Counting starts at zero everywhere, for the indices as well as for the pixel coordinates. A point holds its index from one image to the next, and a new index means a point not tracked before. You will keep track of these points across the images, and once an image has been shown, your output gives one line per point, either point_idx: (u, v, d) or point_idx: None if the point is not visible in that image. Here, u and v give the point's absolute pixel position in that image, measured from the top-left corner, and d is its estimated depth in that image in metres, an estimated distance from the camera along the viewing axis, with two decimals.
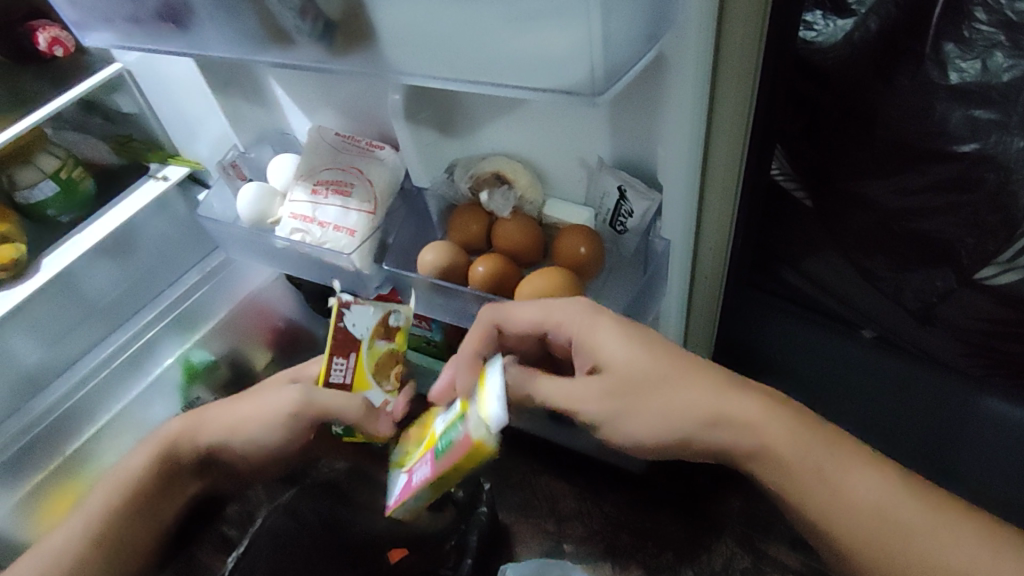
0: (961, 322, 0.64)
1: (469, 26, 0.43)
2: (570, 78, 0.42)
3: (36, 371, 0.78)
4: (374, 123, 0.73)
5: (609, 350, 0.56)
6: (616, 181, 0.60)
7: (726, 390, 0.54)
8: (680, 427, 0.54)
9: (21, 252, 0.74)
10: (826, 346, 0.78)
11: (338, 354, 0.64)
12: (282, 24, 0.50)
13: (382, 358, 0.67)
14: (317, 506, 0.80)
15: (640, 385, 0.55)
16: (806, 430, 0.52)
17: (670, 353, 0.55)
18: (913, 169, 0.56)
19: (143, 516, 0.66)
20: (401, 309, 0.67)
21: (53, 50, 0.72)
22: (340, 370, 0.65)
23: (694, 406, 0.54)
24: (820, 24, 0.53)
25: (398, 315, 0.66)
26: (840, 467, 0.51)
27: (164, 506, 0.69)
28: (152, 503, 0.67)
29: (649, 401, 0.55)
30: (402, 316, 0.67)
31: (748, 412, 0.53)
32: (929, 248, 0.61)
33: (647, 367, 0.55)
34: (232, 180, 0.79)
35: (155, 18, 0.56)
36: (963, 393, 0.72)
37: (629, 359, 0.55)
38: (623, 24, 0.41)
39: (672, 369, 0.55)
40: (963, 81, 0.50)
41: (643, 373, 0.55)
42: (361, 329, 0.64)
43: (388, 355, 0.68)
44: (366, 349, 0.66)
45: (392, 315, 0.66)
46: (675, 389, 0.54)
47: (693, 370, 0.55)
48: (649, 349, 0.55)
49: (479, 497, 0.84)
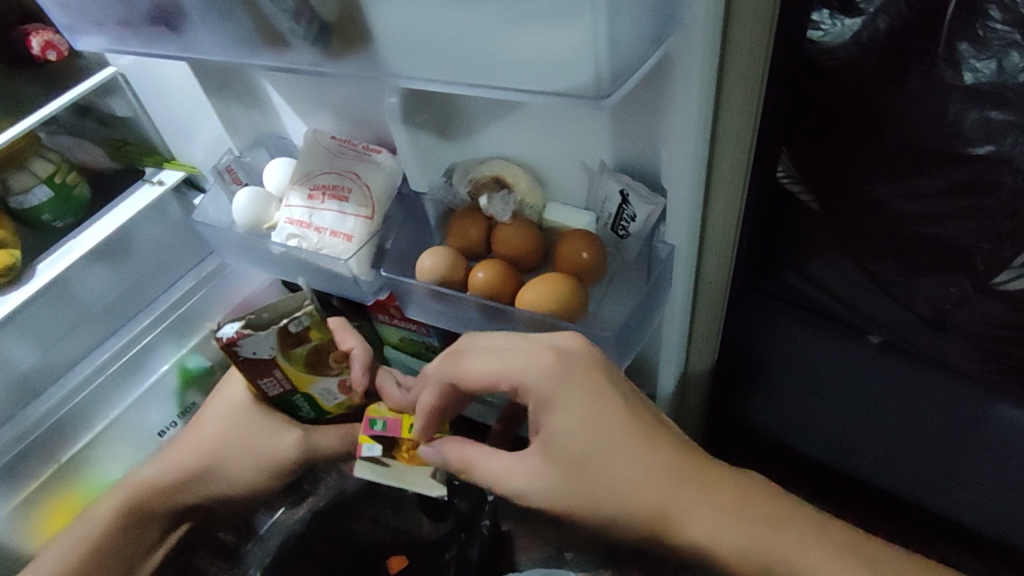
0: (972, 327, 0.63)
1: (468, 27, 0.41)
2: (573, 80, 0.41)
3: (31, 377, 0.76)
4: (371, 127, 0.72)
5: (563, 424, 0.52)
6: (618, 185, 0.58)
7: (690, 493, 0.50)
8: (624, 517, 0.51)
9: (17, 258, 0.73)
10: (832, 352, 0.76)
11: (261, 374, 0.68)
12: (277, 27, 0.48)
13: (308, 355, 0.67)
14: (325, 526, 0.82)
15: (589, 462, 0.51)
16: (774, 523, 0.50)
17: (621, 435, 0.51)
18: (926, 172, 0.55)
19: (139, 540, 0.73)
20: (300, 314, 0.62)
21: (47, 54, 0.70)
22: (273, 381, 0.70)
23: (638, 500, 0.50)
24: (827, 23, 0.52)
25: (297, 321, 0.63)
26: (814, 544, 0.49)
27: (152, 531, 0.74)
28: (141, 530, 0.73)
29: (595, 485, 0.51)
30: (302, 320, 0.63)
31: (696, 520, 0.50)
32: (942, 252, 0.59)
33: (597, 443, 0.51)
34: (227, 184, 0.77)
35: (147, 21, 0.55)
36: (975, 399, 0.70)
37: (583, 432, 0.51)
38: (630, 23, 0.40)
39: (626, 450, 0.51)
40: (978, 82, 0.49)
41: (594, 449, 0.51)
42: (263, 350, 0.64)
43: (314, 351, 0.67)
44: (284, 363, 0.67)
45: (292, 324, 0.63)
46: (630, 478, 0.51)
47: (653, 457, 0.51)
48: (607, 434, 0.51)
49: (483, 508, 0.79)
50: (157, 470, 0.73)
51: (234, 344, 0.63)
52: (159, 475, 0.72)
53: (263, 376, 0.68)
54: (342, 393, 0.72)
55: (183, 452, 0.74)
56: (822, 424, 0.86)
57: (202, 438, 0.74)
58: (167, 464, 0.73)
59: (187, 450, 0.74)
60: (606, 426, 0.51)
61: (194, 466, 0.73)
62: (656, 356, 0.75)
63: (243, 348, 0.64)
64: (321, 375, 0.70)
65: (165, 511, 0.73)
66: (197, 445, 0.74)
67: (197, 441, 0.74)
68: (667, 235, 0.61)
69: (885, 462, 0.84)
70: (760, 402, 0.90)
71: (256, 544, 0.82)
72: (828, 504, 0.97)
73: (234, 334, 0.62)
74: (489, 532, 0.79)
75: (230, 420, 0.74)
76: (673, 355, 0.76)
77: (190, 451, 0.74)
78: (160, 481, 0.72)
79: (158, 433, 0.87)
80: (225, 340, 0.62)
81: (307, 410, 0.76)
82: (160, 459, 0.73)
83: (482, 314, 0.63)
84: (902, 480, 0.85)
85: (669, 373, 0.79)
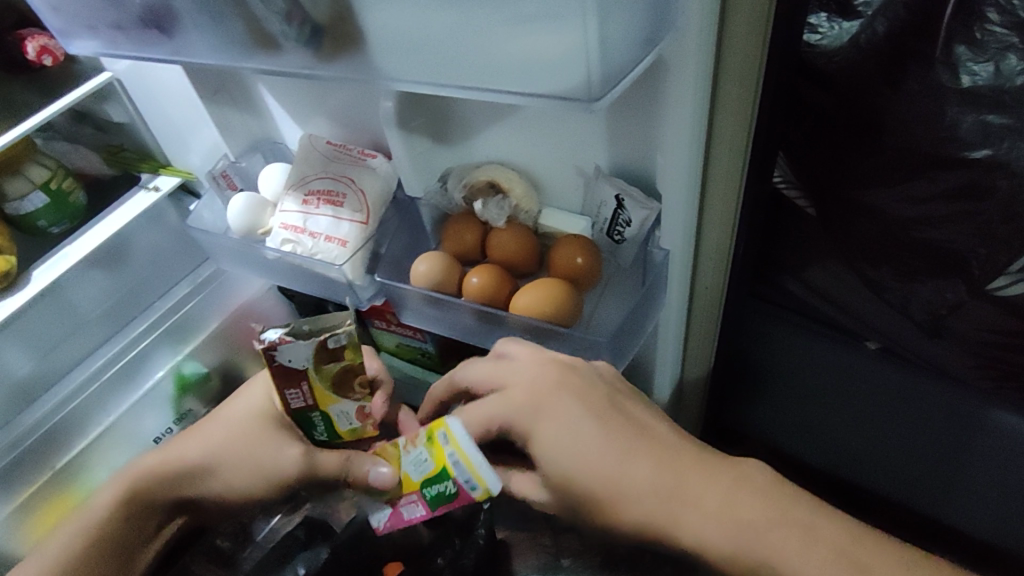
0: (969, 333, 0.63)
1: (460, 28, 0.41)
2: (565, 82, 0.40)
3: (26, 383, 0.76)
4: (366, 132, 0.72)
5: (550, 452, 0.54)
6: (613, 190, 0.58)
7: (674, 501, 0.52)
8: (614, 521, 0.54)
9: (12, 264, 0.72)
10: (829, 357, 0.75)
11: (287, 386, 0.61)
12: (268, 29, 0.48)
13: (337, 375, 0.61)
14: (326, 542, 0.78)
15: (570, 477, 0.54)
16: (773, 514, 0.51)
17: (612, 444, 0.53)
18: (922, 176, 0.54)
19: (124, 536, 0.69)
20: (341, 330, 0.57)
21: (42, 59, 0.72)
22: (297, 396, 0.62)
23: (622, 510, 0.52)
24: (825, 27, 0.52)
25: (336, 337, 0.57)
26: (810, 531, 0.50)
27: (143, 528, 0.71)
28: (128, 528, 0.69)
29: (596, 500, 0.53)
30: (344, 336, 0.57)
31: (688, 522, 0.51)
32: (937, 257, 0.59)
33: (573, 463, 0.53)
34: (223, 191, 0.75)
35: (138, 25, 0.54)
36: (973, 405, 0.70)
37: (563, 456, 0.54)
38: (622, 24, 0.39)
39: (605, 467, 0.52)
40: (976, 85, 0.48)
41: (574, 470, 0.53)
42: (299, 361, 0.58)
43: (344, 370, 0.60)
44: (317, 378, 0.60)
45: (331, 340, 0.57)
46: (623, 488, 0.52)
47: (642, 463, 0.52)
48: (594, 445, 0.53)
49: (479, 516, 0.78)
50: (162, 462, 0.69)
51: (274, 348, 0.56)
52: (165, 469, 0.69)
53: (289, 389, 0.61)
54: (358, 420, 0.65)
55: (195, 447, 0.70)
56: (821, 430, 0.86)
57: (214, 436, 0.70)
58: (174, 458, 0.69)
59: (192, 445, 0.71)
60: (581, 447, 0.53)
61: (193, 464, 0.70)
62: (653, 361, 0.74)
63: (281, 354, 0.57)
64: (344, 399, 0.63)
65: (161, 503, 0.70)
66: (208, 442, 0.70)
67: (210, 439, 0.70)
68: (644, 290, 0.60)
69: (884, 466, 0.84)
70: (758, 408, 0.89)
71: (254, 549, 0.82)
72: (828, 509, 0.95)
73: (275, 338, 0.56)
74: (486, 543, 0.77)
75: (245, 420, 0.70)
76: (669, 361, 0.75)
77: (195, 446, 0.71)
78: (161, 477, 0.69)
79: (153, 440, 0.85)
80: (264, 344, 0.56)
81: (321, 437, 0.70)
82: (166, 452, 0.70)
83: (477, 320, 0.63)
84: (896, 486, 0.85)
85: (666, 379, 0.78)
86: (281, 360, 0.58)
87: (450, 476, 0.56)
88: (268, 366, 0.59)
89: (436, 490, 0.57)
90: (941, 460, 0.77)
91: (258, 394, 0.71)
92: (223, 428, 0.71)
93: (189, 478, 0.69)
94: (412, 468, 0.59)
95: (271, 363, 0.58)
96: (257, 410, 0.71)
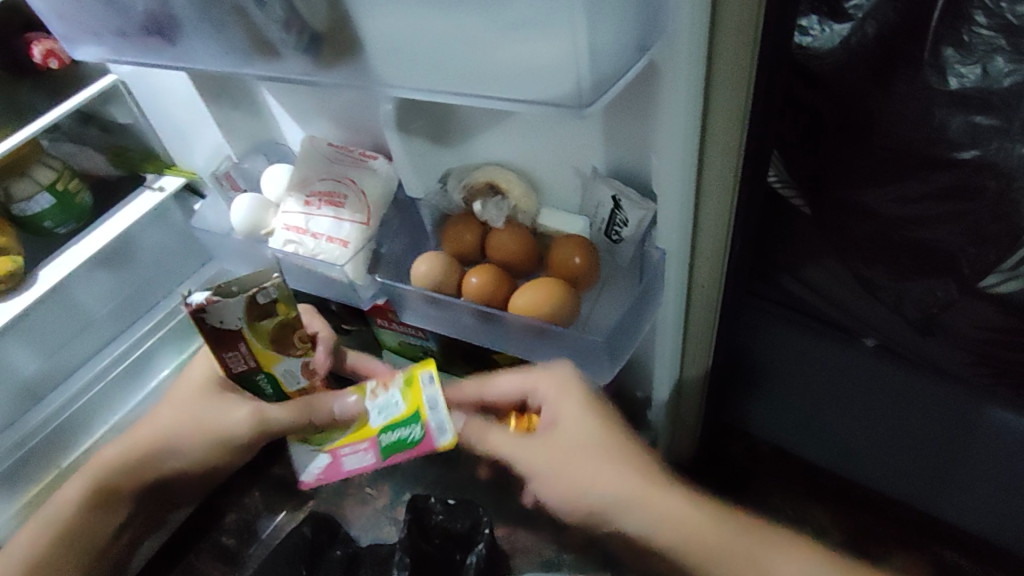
0: (962, 329, 0.63)
1: (454, 37, 0.42)
2: (556, 88, 0.41)
3: (35, 381, 0.77)
4: (367, 134, 0.72)
5: (561, 413, 0.59)
6: (611, 190, 0.59)
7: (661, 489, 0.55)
8: (588, 462, 0.57)
9: (18, 264, 0.73)
10: (826, 355, 0.77)
11: (227, 347, 0.64)
12: (266, 36, 0.49)
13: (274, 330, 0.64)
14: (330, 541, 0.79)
15: (573, 451, 0.58)
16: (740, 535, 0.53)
17: (618, 442, 0.58)
18: (914, 177, 0.55)
19: (94, 526, 0.72)
20: (268, 285, 0.59)
21: (48, 63, 0.73)
22: (236, 356, 0.66)
23: (616, 450, 0.57)
24: (816, 30, 0.55)
25: (264, 291, 0.60)
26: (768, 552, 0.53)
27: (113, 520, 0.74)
28: (103, 517, 0.73)
29: (574, 465, 0.58)
30: (271, 291, 0.60)
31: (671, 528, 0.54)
32: (930, 257, 0.59)
33: (586, 428, 0.58)
34: (226, 191, 0.78)
35: (142, 32, 0.55)
36: (968, 402, 0.70)
37: (576, 426, 0.59)
38: (609, 33, 0.40)
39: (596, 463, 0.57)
40: (963, 86, 0.50)
41: (600, 444, 0.57)
42: (231, 321, 0.60)
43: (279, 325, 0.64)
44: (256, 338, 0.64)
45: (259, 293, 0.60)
46: (602, 466, 0.56)
47: (635, 475, 0.56)
48: (595, 425, 0.58)
49: (479, 533, 0.78)
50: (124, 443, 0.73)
51: (203, 309, 0.58)
52: (126, 454, 0.72)
53: (227, 350, 0.64)
54: (304, 376, 0.70)
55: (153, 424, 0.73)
56: (820, 427, 0.86)
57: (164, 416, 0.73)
58: (134, 436, 0.73)
59: (148, 425, 0.73)
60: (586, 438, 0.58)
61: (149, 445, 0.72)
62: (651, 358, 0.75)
63: (211, 316, 0.59)
64: (287, 356, 0.67)
65: (129, 488, 0.73)
66: (164, 430, 0.73)
67: (164, 421, 0.73)
68: (659, 239, 0.60)
69: (887, 464, 0.84)
70: (757, 405, 0.90)
71: (258, 547, 0.86)
72: (827, 507, 0.95)
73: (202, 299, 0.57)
74: (485, 559, 0.77)
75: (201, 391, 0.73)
76: (665, 359, 0.76)
77: (150, 423, 0.73)
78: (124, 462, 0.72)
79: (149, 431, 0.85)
80: (192, 306, 0.58)
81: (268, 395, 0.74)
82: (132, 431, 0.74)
83: (474, 319, 0.63)
84: (904, 487, 0.85)
85: (662, 378, 0.79)
86: (214, 321, 0.60)
87: (421, 420, 0.66)
88: (201, 330, 0.61)
89: (400, 436, 0.66)
90: (940, 458, 0.77)
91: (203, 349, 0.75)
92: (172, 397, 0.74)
93: (150, 461, 0.73)
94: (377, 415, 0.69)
95: (204, 327, 0.60)
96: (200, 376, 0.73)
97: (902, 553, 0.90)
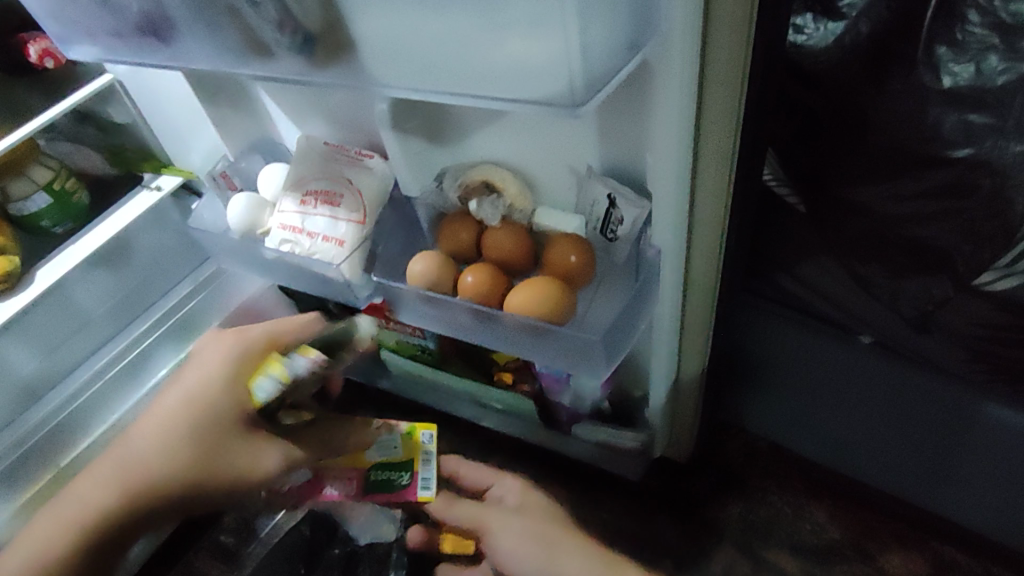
0: (958, 326, 0.62)
1: (447, 37, 0.42)
2: (550, 88, 0.41)
3: (32, 380, 0.78)
4: (363, 133, 0.72)
5: (519, 496, 0.74)
6: (606, 189, 0.59)
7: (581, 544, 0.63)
8: (528, 514, 0.69)
9: (16, 264, 0.73)
10: (823, 353, 0.77)
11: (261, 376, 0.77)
12: (260, 36, 0.49)
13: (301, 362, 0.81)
14: (329, 538, 0.80)
15: (514, 514, 0.68)
16: None
17: (557, 518, 0.69)
18: (909, 174, 0.55)
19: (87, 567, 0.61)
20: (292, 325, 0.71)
21: (44, 62, 0.73)
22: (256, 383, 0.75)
23: (551, 519, 0.68)
24: (810, 28, 0.55)
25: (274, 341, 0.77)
26: None
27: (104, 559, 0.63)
28: (101, 556, 0.63)
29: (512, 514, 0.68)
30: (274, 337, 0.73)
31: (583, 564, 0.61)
32: (925, 254, 0.59)
33: (543, 505, 0.72)
34: (223, 191, 0.76)
35: (136, 32, 0.55)
36: (965, 399, 0.70)
37: (536, 509, 0.71)
38: (602, 32, 0.40)
39: (532, 519, 0.67)
40: (957, 85, 0.50)
41: (543, 514, 0.69)
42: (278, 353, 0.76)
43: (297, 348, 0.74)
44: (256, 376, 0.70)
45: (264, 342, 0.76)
46: (534, 520, 0.67)
47: (562, 533, 0.65)
48: (542, 507, 0.72)
49: None
50: (119, 475, 0.62)
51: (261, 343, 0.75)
52: (131, 492, 0.61)
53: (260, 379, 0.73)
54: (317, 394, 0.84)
55: (154, 458, 0.61)
56: (818, 425, 0.86)
57: (171, 453, 0.61)
58: (136, 470, 0.61)
59: (137, 450, 0.62)
60: (529, 509, 0.70)
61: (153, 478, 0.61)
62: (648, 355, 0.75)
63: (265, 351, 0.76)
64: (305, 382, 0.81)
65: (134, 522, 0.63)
66: (171, 472, 0.61)
67: (168, 460, 0.61)
68: (655, 234, 0.61)
69: (885, 461, 0.84)
70: (754, 402, 0.90)
71: (256, 545, 0.87)
72: (825, 504, 0.95)
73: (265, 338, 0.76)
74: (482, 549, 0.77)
75: (200, 421, 0.62)
76: (662, 357, 0.76)
77: (140, 449, 0.62)
78: (128, 496, 0.61)
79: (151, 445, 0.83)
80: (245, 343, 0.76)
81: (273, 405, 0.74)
82: (121, 462, 0.62)
83: (472, 319, 0.63)
84: (904, 484, 0.85)
85: (659, 376, 0.79)
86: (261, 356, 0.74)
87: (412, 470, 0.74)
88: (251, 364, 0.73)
89: (387, 477, 0.73)
90: (936, 456, 0.78)
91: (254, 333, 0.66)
92: (166, 426, 0.62)
93: (157, 504, 0.62)
94: (372, 452, 0.74)
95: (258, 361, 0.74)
96: (205, 404, 0.62)
97: (899, 550, 0.91)
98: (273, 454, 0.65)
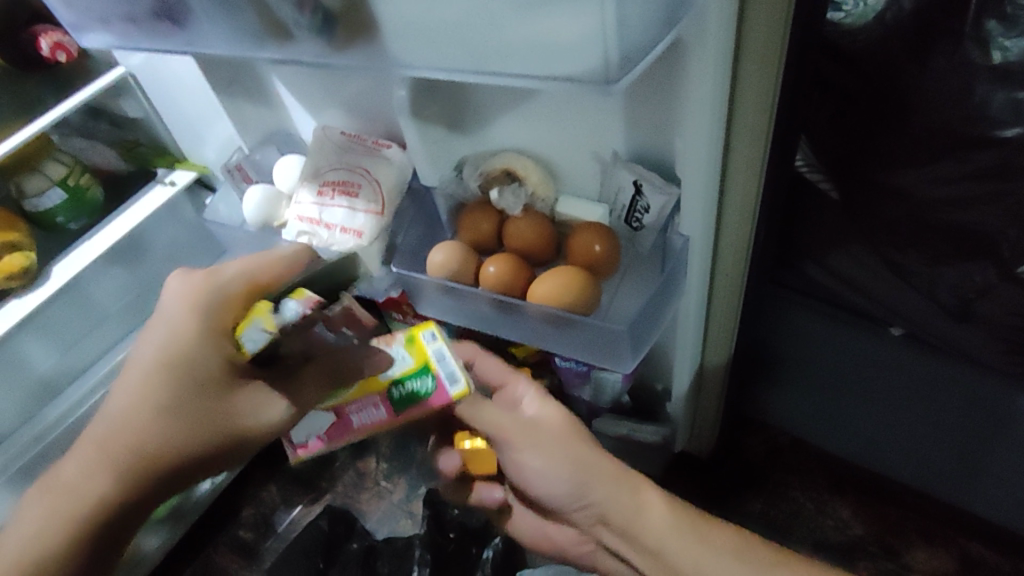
0: (995, 316, 0.61)
1: (473, 15, 0.40)
2: (582, 65, 0.40)
3: (50, 378, 0.78)
4: (381, 122, 0.71)
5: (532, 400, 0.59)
6: (632, 176, 0.57)
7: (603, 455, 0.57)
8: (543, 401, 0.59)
9: (32, 260, 0.71)
10: (853, 345, 0.75)
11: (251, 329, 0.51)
12: (279, 18, 0.47)
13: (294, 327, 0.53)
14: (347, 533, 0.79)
15: (541, 436, 0.56)
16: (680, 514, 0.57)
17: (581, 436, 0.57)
18: (951, 155, 0.53)
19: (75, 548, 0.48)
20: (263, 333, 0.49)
21: (56, 55, 0.71)
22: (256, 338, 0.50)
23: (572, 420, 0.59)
24: (850, 4, 0.52)
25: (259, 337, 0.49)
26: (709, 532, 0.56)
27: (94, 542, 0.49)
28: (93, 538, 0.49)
29: (543, 446, 0.56)
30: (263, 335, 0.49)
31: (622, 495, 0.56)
32: (966, 239, 0.57)
33: (559, 421, 0.58)
34: (238, 183, 0.76)
35: (150, 17, 0.53)
36: (1001, 392, 0.68)
37: (551, 419, 0.57)
38: (637, 6, 0.38)
39: (564, 449, 0.56)
40: (1007, 61, 0.48)
41: (563, 428, 0.57)
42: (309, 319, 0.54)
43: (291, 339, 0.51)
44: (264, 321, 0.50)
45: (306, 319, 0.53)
46: (558, 444, 0.56)
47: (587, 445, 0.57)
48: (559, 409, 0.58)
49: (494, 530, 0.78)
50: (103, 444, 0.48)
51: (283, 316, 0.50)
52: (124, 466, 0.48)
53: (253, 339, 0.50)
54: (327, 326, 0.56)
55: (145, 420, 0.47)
56: (846, 419, 0.84)
57: (154, 426, 0.47)
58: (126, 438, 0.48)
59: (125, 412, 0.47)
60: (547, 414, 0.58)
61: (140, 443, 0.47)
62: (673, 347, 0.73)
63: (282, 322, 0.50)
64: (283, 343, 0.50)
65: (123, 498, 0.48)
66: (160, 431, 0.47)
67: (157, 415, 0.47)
68: (681, 224, 0.59)
69: (915, 455, 0.82)
70: (779, 396, 0.88)
71: (275, 540, 0.86)
72: (849, 501, 0.93)
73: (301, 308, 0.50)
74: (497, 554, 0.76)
75: (197, 378, 0.48)
76: (687, 350, 0.74)
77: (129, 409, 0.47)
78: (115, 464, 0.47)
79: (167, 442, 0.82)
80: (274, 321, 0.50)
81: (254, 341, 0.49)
82: (98, 438, 0.48)
83: (493, 310, 0.62)
84: (935, 480, 0.83)
85: (682, 370, 0.77)
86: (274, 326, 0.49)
87: (430, 368, 0.54)
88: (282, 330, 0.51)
89: (409, 389, 0.53)
90: (967, 451, 0.76)
91: (228, 274, 0.51)
92: (157, 384, 0.48)
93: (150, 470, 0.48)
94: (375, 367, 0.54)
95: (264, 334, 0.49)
96: (191, 364, 0.48)
97: (927, 546, 0.89)
98: (273, 404, 0.50)
